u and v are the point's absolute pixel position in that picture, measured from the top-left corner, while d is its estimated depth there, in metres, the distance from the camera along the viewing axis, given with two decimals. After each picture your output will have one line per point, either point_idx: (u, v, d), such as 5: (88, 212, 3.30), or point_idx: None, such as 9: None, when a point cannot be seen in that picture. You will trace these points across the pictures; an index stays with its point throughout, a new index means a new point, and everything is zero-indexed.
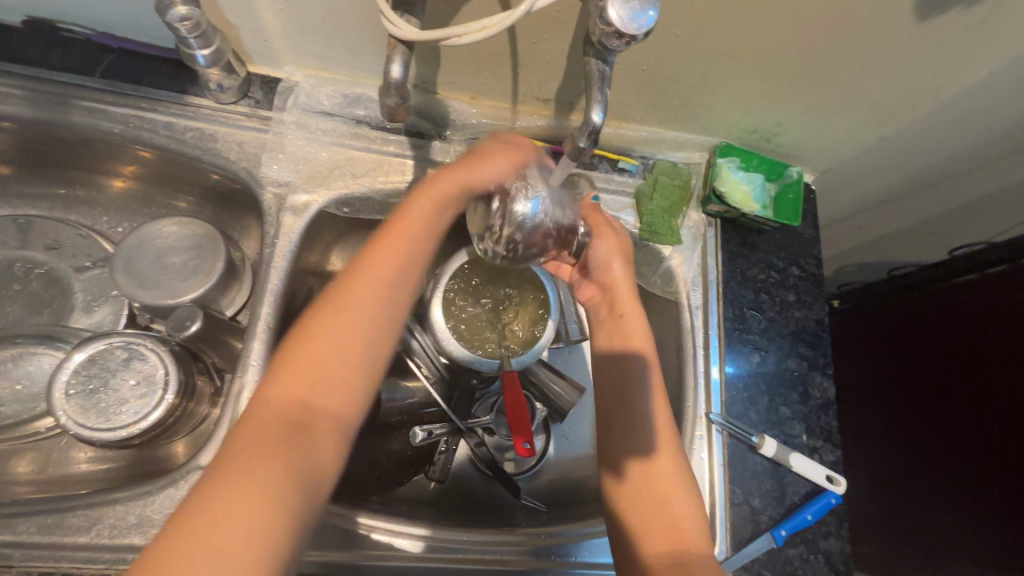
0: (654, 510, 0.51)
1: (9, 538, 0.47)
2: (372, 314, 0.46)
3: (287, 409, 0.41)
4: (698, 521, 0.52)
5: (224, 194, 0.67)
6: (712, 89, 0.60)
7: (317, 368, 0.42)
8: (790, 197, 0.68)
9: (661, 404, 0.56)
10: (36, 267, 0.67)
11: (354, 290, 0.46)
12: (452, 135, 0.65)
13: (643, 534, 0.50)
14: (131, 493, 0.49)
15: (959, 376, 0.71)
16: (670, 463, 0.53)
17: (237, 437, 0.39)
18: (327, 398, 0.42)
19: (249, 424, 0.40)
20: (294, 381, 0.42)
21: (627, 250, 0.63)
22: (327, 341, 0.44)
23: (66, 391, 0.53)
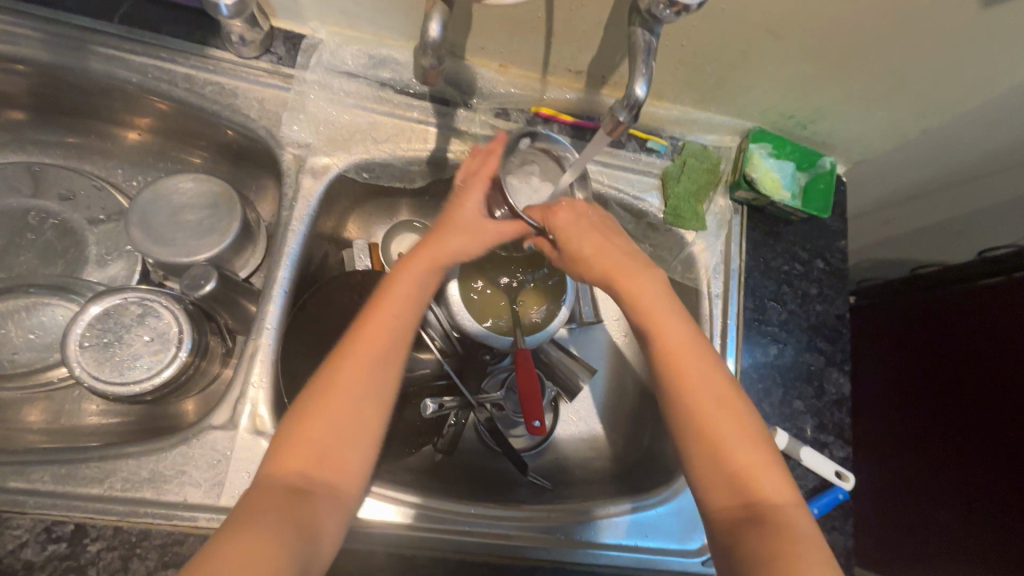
0: (712, 463, 0.44)
1: (23, 485, 0.47)
2: (364, 384, 0.46)
3: (287, 479, 0.42)
4: (773, 472, 0.44)
5: (242, 152, 0.65)
6: (752, 70, 0.57)
7: (317, 441, 0.43)
8: (821, 187, 0.67)
9: (706, 352, 0.48)
10: (51, 217, 0.66)
11: (351, 358, 0.46)
12: (478, 103, 0.63)
13: (710, 485, 0.44)
14: (144, 448, 0.49)
15: (969, 385, 0.71)
16: (726, 415, 0.46)
17: (240, 515, 0.39)
18: (327, 470, 0.43)
19: (258, 492, 0.41)
20: (300, 458, 0.43)
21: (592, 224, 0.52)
22: (326, 415, 0.44)
23: (81, 343, 0.53)
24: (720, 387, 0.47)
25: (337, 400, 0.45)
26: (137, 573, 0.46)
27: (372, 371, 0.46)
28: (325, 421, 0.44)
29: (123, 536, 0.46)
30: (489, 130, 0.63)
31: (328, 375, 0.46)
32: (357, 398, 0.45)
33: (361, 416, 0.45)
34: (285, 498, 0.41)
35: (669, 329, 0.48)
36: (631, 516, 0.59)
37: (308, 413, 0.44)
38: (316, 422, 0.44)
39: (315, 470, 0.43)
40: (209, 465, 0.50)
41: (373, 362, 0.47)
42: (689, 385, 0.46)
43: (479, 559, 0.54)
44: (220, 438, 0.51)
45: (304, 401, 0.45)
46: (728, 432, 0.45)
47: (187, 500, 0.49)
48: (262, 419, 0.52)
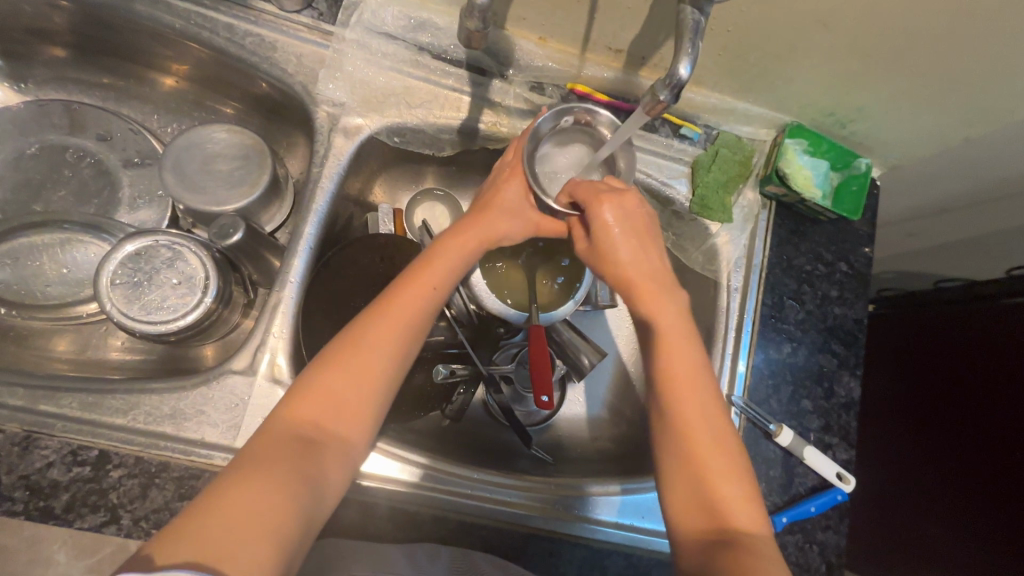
0: (696, 493, 0.44)
1: (53, 409, 0.49)
2: (389, 345, 0.46)
3: (300, 428, 0.42)
4: (746, 500, 0.44)
5: (276, 106, 0.66)
6: (796, 62, 0.56)
7: (337, 396, 0.44)
8: (853, 189, 0.66)
9: (705, 386, 0.48)
10: (87, 156, 0.67)
11: (371, 324, 0.46)
12: (514, 75, 0.62)
13: (683, 507, 0.45)
14: (167, 385, 0.51)
15: (968, 407, 0.71)
16: (710, 445, 0.45)
17: (252, 450, 0.41)
18: (340, 422, 0.44)
19: (265, 437, 0.42)
20: (313, 404, 0.43)
21: (638, 226, 0.51)
22: (349, 371, 0.44)
23: (113, 281, 0.54)
24: (716, 414, 0.47)
25: (364, 355, 0.45)
26: (154, 501, 0.48)
27: (396, 337, 0.47)
28: (342, 377, 0.44)
29: (143, 465, 0.48)
30: (522, 103, 0.63)
31: (351, 334, 0.46)
32: (380, 358, 0.46)
33: (380, 379, 0.45)
34: (294, 447, 0.41)
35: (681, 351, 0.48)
36: (624, 499, 0.60)
37: (327, 364, 0.45)
38: (337, 377, 0.44)
39: (322, 421, 0.43)
40: (228, 408, 0.52)
41: (399, 325, 0.47)
42: (689, 416, 0.46)
43: (480, 523, 0.55)
44: (239, 383, 0.53)
45: (326, 354, 0.45)
46: (714, 462, 0.45)
47: (204, 438, 0.51)
48: (280, 369, 0.54)
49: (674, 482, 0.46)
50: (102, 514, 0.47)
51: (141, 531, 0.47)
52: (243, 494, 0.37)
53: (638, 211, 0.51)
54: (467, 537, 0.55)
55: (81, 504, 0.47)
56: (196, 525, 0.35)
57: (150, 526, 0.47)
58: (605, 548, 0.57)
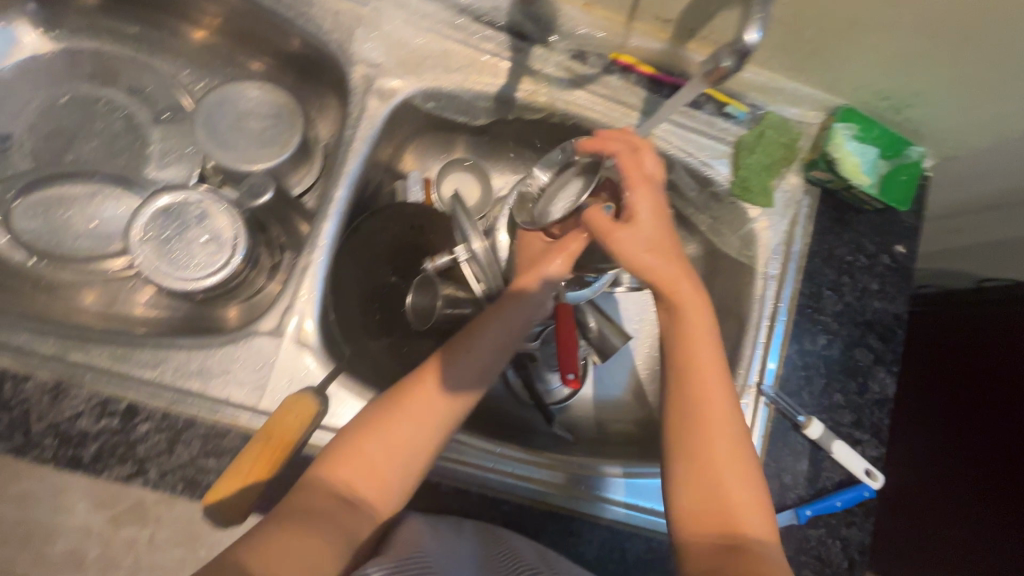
0: (709, 503, 0.44)
1: (82, 359, 0.49)
2: (424, 416, 0.48)
3: (334, 487, 0.44)
4: (756, 509, 0.45)
5: (309, 65, 0.64)
6: (855, 39, 0.53)
7: (371, 459, 0.45)
8: (904, 178, 0.63)
9: (725, 391, 0.48)
10: (117, 109, 0.66)
11: (410, 393, 0.48)
12: (556, 42, 0.60)
13: (693, 514, 0.45)
14: (196, 343, 0.51)
15: (989, 401, 0.67)
16: (727, 455, 0.46)
17: (291, 502, 0.43)
18: (370, 486, 0.45)
19: (304, 488, 0.44)
20: (350, 467, 0.45)
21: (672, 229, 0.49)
22: (385, 436, 0.46)
23: (143, 235, 0.54)
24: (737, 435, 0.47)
25: (397, 426, 0.47)
26: (180, 457, 0.48)
27: (431, 413, 0.48)
28: (378, 443, 0.46)
29: (169, 420, 0.48)
30: (563, 72, 0.60)
31: (391, 402, 0.48)
32: (413, 430, 0.47)
33: (412, 449, 0.47)
34: (328, 504, 0.43)
35: (703, 351, 0.48)
36: (627, 483, 0.59)
37: (365, 430, 0.47)
38: (370, 441, 0.46)
39: (356, 484, 0.45)
40: (254, 368, 0.52)
41: (434, 401, 0.48)
42: (709, 420, 0.46)
43: (500, 497, 0.55)
44: (266, 344, 0.52)
45: (367, 420, 0.47)
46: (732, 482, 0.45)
47: (230, 397, 0.51)
48: (307, 332, 0.53)
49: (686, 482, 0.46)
50: (130, 466, 0.47)
51: (167, 485, 0.47)
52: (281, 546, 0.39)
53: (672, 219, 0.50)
54: (487, 511, 0.55)
55: (109, 455, 0.47)
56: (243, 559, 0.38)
57: (175, 480, 0.47)
58: (625, 529, 0.57)
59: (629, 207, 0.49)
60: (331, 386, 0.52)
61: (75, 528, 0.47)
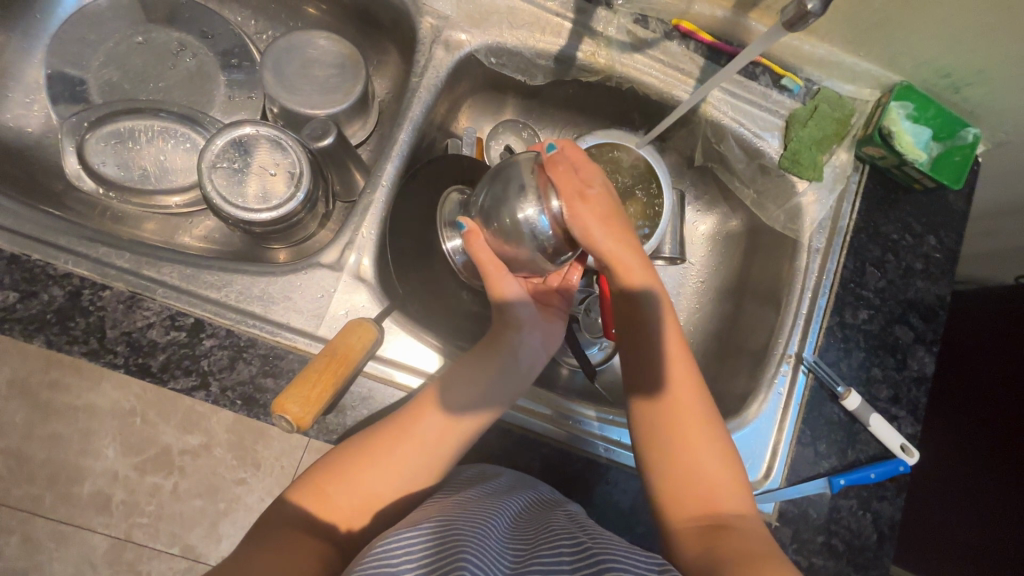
0: (683, 486, 0.47)
1: (154, 275, 0.51)
2: (398, 447, 0.47)
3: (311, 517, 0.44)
4: (734, 488, 0.48)
5: (375, 18, 0.66)
6: (927, 7, 0.54)
7: (343, 490, 0.45)
8: (956, 159, 0.64)
9: (692, 387, 0.51)
10: (189, 51, 0.69)
11: (387, 421, 0.48)
12: (620, 6, 0.61)
13: (674, 501, 0.47)
14: (259, 269, 0.53)
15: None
16: (700, 441, 0.49)
17: (265, 532, 0.43)
18: (349, 513, 0.45)
19: (284, 518, 0.44)
20: (323, 498, 0.45)
21: (610, 216, 0.51)
22: (362, 469, 0.46)
23: (214, 164, 0.56)
24: (710, 432, 0.50)
25: (374, 456, 0.46)
26: (240, 374, 0.50)
27: (405, 444, 0.47)
28: (349, 484, 0.46)
29: (233, 338, 0.50)
30: (625, 35, 0.62)
31: (367, 433, 0.48)
32: (391, 455, 0.47)
33: (390, 476, 0.46)
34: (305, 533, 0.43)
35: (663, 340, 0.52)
36: (603, 427, 0.59)
37: (346, 459, 0.47)
38: (346, 473, 0.46)
39: (332, 513, 0.45)
40: (312, 299, 0.53)
41: (409, 434, 0.47)
42: (679, 408, 0.50)
43: (538, 441, 0.56)
44: (326, 276, 0.54)
45: (343, 451, 0.47)
46: (709, 472, 0.48)
47: (289, 323, 0.52)
48: (365, 269, 0.55)
49: (664, 471, 0.48)
50: (193, 378, 0.49)
51: (227, 400, 0.49)
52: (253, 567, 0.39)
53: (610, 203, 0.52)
54: (526, 454, 0.56)
55: (176, 366, 0.49)
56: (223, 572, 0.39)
57: (235, 396, 0.49)
58: None
59: (585, 182, 0.51)
60: (385, 321, 0.54)
61: None
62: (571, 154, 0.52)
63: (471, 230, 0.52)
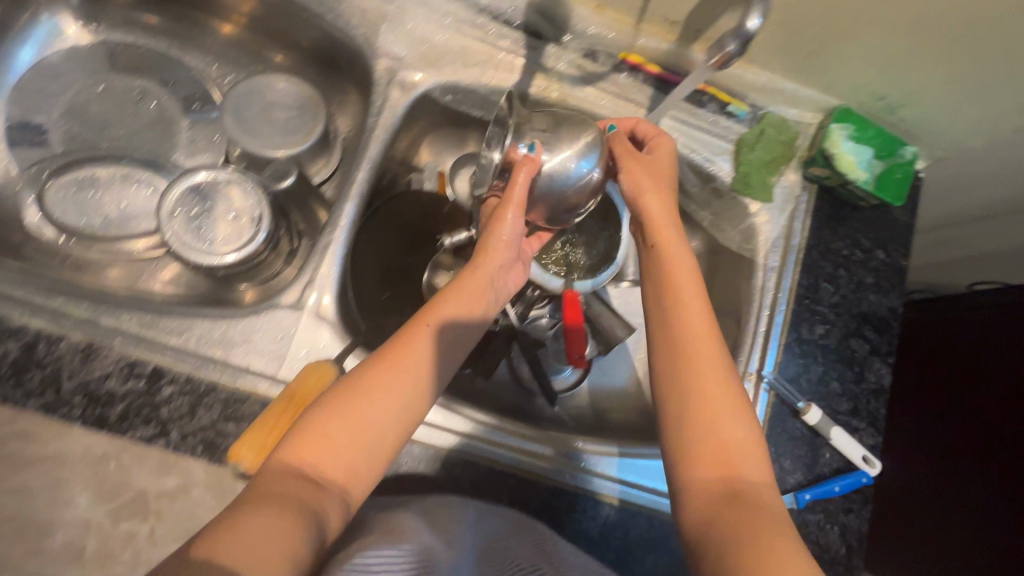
0: (704, 441, 0.46)
1: (112, 324, 0.51)
2: (393, 382, 0.46)
3: (302, 470, 0.41)
4: (755, 456, 0.46)
5: (333, 60, 0.68)
6: (857, 37, 0.56)
7: (333, 438, 0.42)
8: (897, 176, 0.66)
9: (704, 323, 0.51)
10: (151, 98, 0.70)
11: (378, 361, 0.46)
12: (569, 42, 0.64)
13: (689, 460, 0.46)
14: (220, 313, 0.53)
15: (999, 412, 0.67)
16: (723, 406, 0.47)
17: (254, 493, 0.38)
18: (339, 464, 0.42)
19: (272, 474, 0.40)
20: (315, 447, 0.42)
21: (658, 174, 0.57)
22: (352, 412, 0.44)
23: (173, 212, 0.56)
24: (723, 387, 0.48)
25: (367, 396, 0.44)
26: (201, 420, 0.50)
27: (399, 378, 0.46)
28: (343, 425, 0.43)
29: (193, 384, 0.50)
30: (575, 70, 0.64)
31: (356, 375, 0.46)
32: (386, 389, 0.45)
33: (384, 415, 0.45)
34: (302, 485, 0.39)
35: (682, 304, 0.51)
36: (590, 458, 0.59)
37: (334, 404, 0.44)
38: (336, 416, 0.43)
39: (326, 465, 0.41)
40: (274, 340, 0.54)
41: (404, 371, 0.46)
42: (691, 343, 0.49)
43: (508, 471, 0.57)
44: (286, 317, 0.55)
45: (334, 393, 0.45)
46: (716, 408, 0.47)
47: (251, 366, 0.53)
48: (325, 307, 0.56)
49: (682, 420, 0.47)
50: (153, 427, 0.49)
51: (187, 447, 0.49)
52: (253, 528, 0.35)
53: (663, 164, 0.58)
54: (495, 485, 0.56)
55: (134, 415, 0.49)
56: (217, 539, 0.33)
57: (196, 442, 0.49)
58: (628, 508, 0.58)
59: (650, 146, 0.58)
60: (347, 359, 0.54)
61: (92, 496, 0.47)
62: (643, 125, 0.60)
63: (534, 157, 0.52)
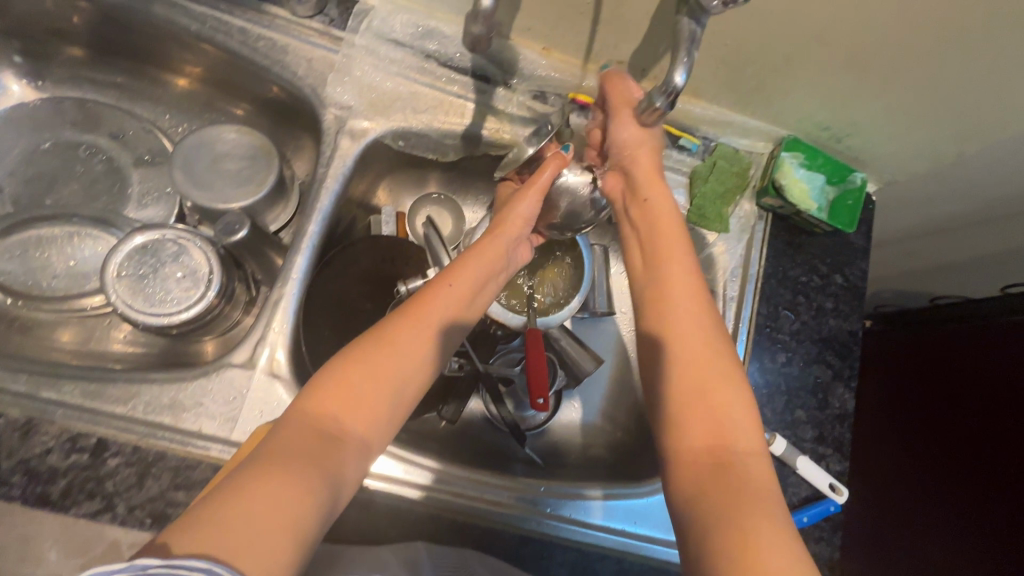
0: (693, 397, 0.46)
1: (53, 396, 0.49)
2: (416, 342, 0.47)
3: (317, 422, 0.41)
4: (745, 415, 0.45)
5: (284, 108, 0.67)
6: (794, 74, 0.57)
7: (356, 392, 0.43)
8: (848, 203, 0.68)
9: (692, 284, 0.52)
10: (99, 153, 0.69)
11: (400, 318, 0.48)
12: (517, 85, 0.64)
13: (676, 431, 0.45)
14: (168, 376, 0.52)
15: (959, 438, 0.68)
16: (712, 368, 0.47)
17: (263, 451, 0.39)
18: (357, 419, 0.43)
19: (286, 429, 0.40)
20: (333, 400, 0.42)
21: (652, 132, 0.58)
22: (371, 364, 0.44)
23: (118, 273, 0.56)
24: (708, 334, 0.49)
25: (389, 350, 0.46)
26: (149, 491, 0.48)
27: (417, 337, 0.47)
28: (365, 377, 0.44)
29: (140, 454, 0.49)
30: (525, 111, 0.64)
31: (377, 332, 0.47)
32: (407, 345, 0.46)
33: (403, 375, 0.45)
34: (318, 441, 0.40)
35: (674, 273, 0.52)
36: (551, 502, 0.58)
37: (351, 359, 0.45)
38: (357, 370, 0.44)
39: (346, 419, 0.42)
40: (225, 401, 0.52)
41: (422, 330, 0.48)
42: (678, 300, 0.50)
43: (471, 522, 0.56)
44: (238, 376, 0.53)
45: (354, 347, 0.45)
46: (706, 368, 0.47)
47: (201, 430, 0.51)
48: (279, 363, 0.55)
49: (673, 381, 0.47)
50: (97, 502, 0.47)
51: (135, 520, 0.47)
52: (261, 494, 0.35)
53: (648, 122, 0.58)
54: (459, 536, 0.55)
55: (78, 490, 0.47)
56: (225, 508, 0.34)
57: (144, 515, 0.47)
58: (596, 552, 0.57)
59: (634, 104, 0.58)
60: None
61: None
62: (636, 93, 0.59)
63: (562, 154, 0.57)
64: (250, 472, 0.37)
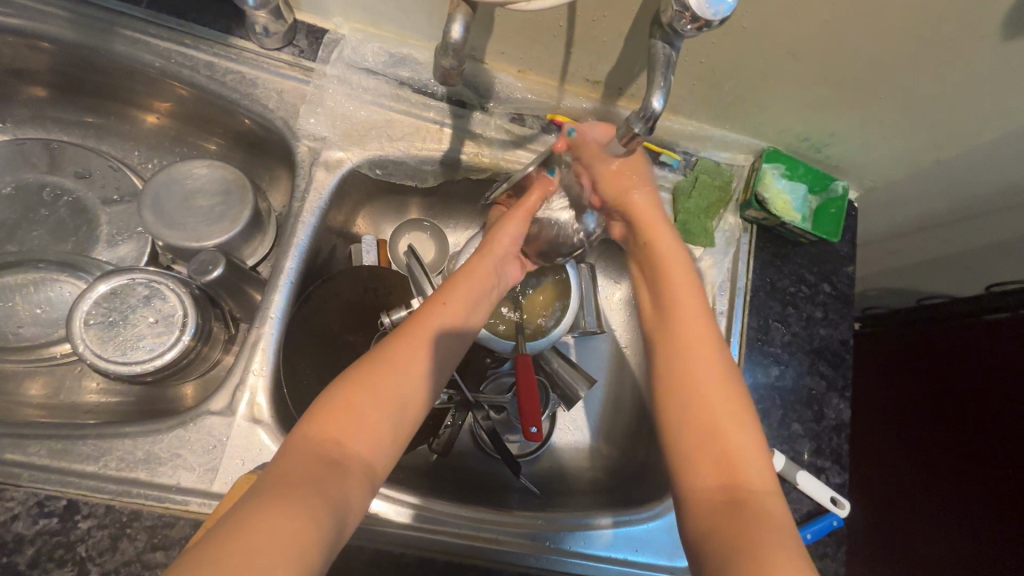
0: (708, 439, 0.46)
1: (20, 458, 0.47)
2: (414, 358, 0.47)
3: (320, 449, 0.40)
4: (759, 459, 0.45)
5: (257, 141, 0.66)
6: (769, 89, 0.57)
7: (358, 411, 0.42)
8: (832, 211, 0.67)
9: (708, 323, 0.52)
10: (65, 194, 0.66)
11: (397, 337, 0.48)
12: (494, 108, 0.63)
13: (690, 469, 0.45)
14: (142, 429, 0.50)
15: (951, 443, 0.68)
16: (724, 403, 0.47)
17: (268, 482, 0.37)
18: (360, 441, 0.42)
19: (289, 458, 0.39)
20: (336, 424, 0.42)
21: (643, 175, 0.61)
22: (371, 386, 0.44)
23: (87, 321, 0.53)
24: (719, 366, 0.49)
25: (390, 369, 0.45)
26: (125, 553, 0.46)
27: (416, 354, 0.47)
28: (368, 398, 0.43)
29: (114, 515, 0.46)
30: (504, 134, 0.64)
31: (375, 354, 0.46)
32: (406, 364, 0.46)
33: (404, 393, 0.45)
34: (321, 466, 0.39)
35: (687, 316, 0.53)
36: (548, 536, 0.56)
37: (354, 382, 0.44)
38: (359, 391, 0.43)
39: (350, 441, 0.41)
40: (204, 451, 0.50)
41: (421, 347, 0.48)
42: (692, 333, 0.51)
43: (467, 563, 0.53)
44: (217, 424, 0.51)
45: (353, 369, 0.45)
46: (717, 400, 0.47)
47: (180, 484, 0.49)
48: (259, 408, 0.52)
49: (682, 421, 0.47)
50: (69, 569, 0.44)
51: None
52: (265, 523, 0.34)
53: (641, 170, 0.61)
54: None
55: (48, 558, 0.44)
56: (219, 549, 0.32)
57: None
58: None
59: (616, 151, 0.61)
60: None
61: None
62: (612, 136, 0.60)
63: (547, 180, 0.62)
64: (252, 506, 0.35)
